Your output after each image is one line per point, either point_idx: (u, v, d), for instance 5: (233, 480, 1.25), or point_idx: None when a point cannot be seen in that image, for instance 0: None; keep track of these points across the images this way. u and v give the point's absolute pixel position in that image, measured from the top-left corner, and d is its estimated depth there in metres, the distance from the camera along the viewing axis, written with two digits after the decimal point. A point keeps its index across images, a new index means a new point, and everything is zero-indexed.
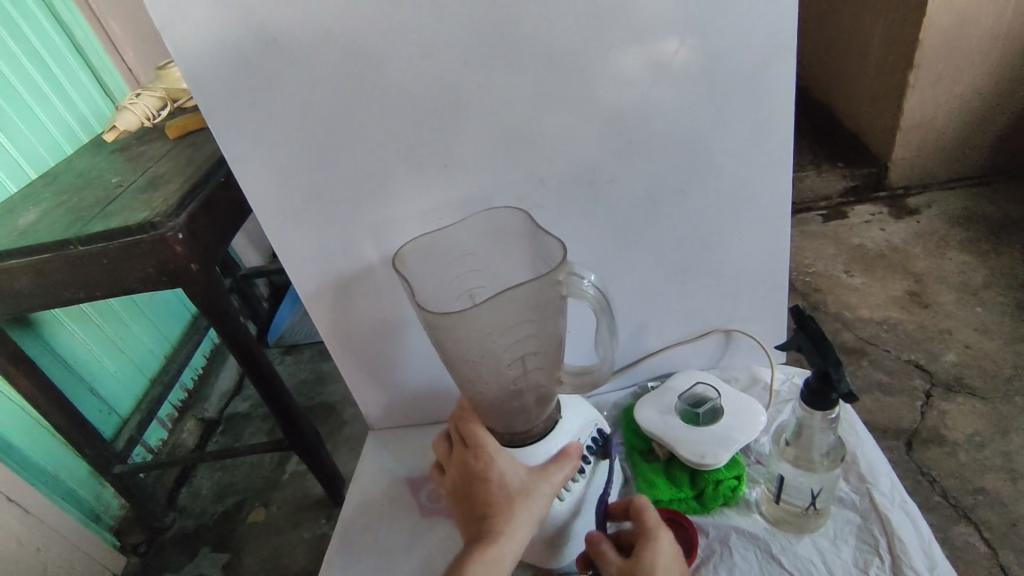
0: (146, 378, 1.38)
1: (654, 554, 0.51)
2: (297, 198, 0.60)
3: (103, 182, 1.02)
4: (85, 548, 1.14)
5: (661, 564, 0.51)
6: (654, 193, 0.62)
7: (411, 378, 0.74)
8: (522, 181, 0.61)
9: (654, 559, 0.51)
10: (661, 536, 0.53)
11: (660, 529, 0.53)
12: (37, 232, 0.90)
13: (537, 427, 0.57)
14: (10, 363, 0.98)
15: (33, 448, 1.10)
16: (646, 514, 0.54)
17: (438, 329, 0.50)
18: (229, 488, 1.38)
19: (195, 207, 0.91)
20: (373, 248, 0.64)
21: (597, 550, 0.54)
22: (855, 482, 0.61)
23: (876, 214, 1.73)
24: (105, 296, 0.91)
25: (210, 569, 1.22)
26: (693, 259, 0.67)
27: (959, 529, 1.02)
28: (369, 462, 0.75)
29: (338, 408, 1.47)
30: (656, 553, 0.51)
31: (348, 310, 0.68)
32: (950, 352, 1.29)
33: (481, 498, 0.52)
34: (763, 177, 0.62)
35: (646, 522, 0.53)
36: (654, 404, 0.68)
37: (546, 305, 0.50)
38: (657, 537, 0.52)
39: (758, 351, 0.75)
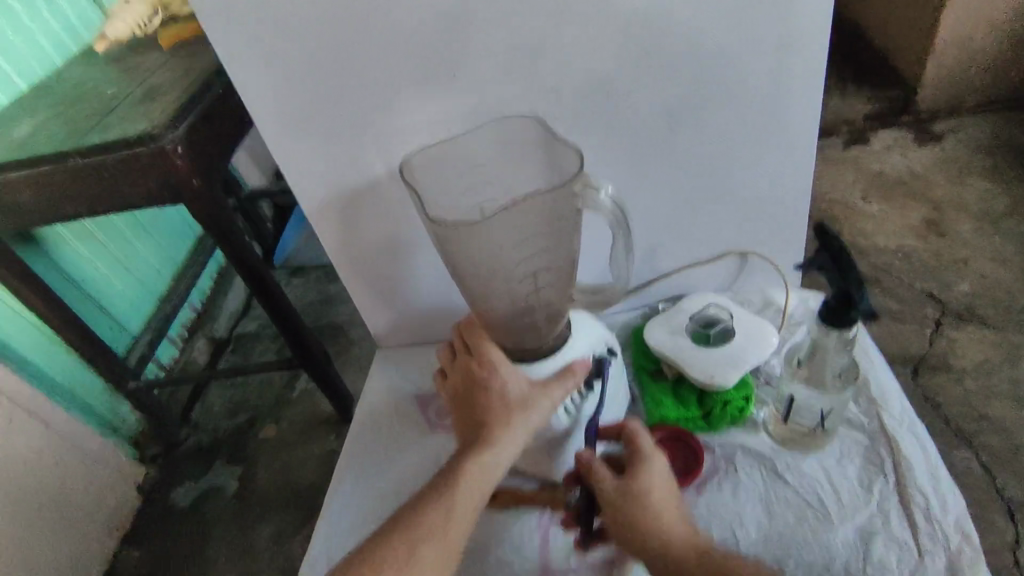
0: (154, 298, 1.38)
1: (650, 480, 0.52)
2: (299, 108, 0.57)
3: (98, 94, 0.98)
4: (107, 459, 1.18)
5: (656, 489, 0.51)
6: (676, 107, 0.59)
7: (420, 296, 0.73)
8: (536, 92, 0.57)
9: (650, 486, 0.51)
10: (656, 460, 0.53)
11: (654, 454, 0.53)
12: (34, 144, 0.87)
13: (548, 344, 0.56)
14: (18, 280, 0.98)
15: (48, 364, 1.12)
16: (642, 442, 0.53)
17: (446, 244, 0.48)
18: (241, 404, 1.41)
19: (194, 119, 0.88)
20: (379, 162, 0.61)
21: (591, 470, 0.53)
22: (865, 404, 0.61)
23: (898, 139, 1.66)
24: (107, 211, 0.89)
25: (227, 480, 1.28)
26: (713, 178, 0.64)
27: (958, 453, 1.04)
28: (378, 379, 0.76)
29: (347, 330, 1.48)
30: (652, 476, 0.52)
31: (354, 228, 0.66)
32: (964, 282, 1.27)
33: (480, 406, 0.52)
34: (793, 93, 0.58)
35: (641, 447, 0.53)
36: (665, 325, 0.67)
37: (559, 220, 0.48)
38: (653, 461, 0.52)
39: (774, 274, 0.73)
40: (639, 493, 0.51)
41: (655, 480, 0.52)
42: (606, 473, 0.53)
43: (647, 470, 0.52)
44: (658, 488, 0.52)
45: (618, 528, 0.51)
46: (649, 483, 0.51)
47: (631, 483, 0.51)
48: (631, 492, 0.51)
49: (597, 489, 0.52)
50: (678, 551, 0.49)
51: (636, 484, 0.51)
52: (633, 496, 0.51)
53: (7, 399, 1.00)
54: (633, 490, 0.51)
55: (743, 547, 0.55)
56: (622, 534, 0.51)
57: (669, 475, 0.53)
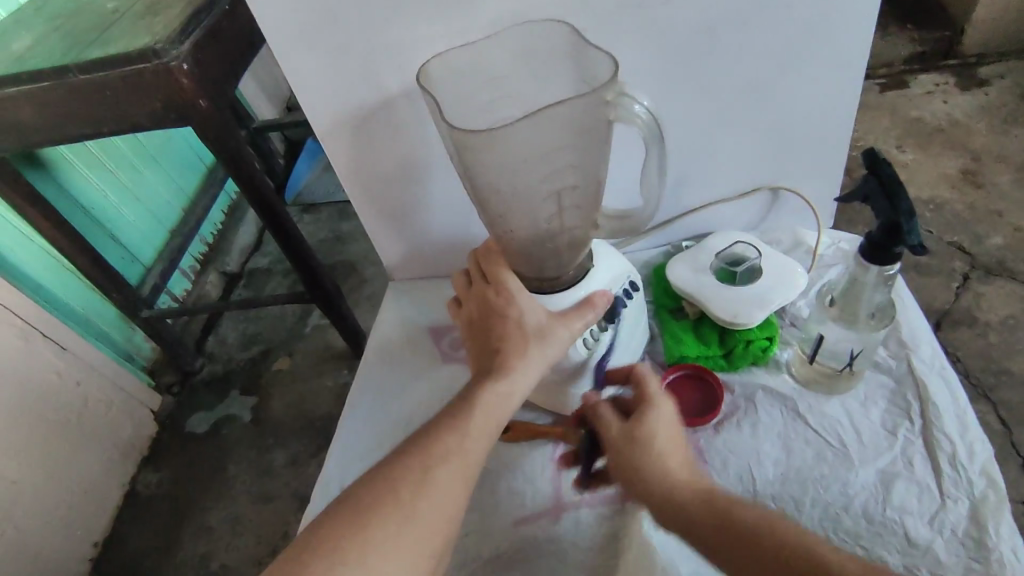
0: (165, 229, 1.37)
1: (653, 421, 0.51)
2: (310, 14, 0.53)
3: (99, 7, 0.93)
4: (123, 386, 1.20)
5: (659, 431, 0.50)
6: (715, 22, 0.54)
7: (435, 225, 0.71)
8: (564, 1, 0.53)
9: (655, 429, 0.50)
10: (663, 404, 0.52)
11: (660, 397, 0.52)
12: (35, 58, 0.84)
13: (568, 275, 0.53)
14: (26, 201, 0.97)
15: (60, 290, 1.12)
16: (648, 385, 0.53)
17: (466, 157, 0.45)
18: (253, 338, 1.42)
19: (200, 36, 0.83)
20: (395, 77, 0.57)
21: (596, 413, 0.53)
22: (894, 348, 0.59)
23: (941, 84, 1.57)
24: (113, 132, 0.86)
25: (241, 410, 1.30)
26: (748, 105, 0.60)
27: (976, 407, 1.03)
28: (391, 311, 0.74)
29: (358, 267, 1.47)
30: (656, 418, 0.51)
31: (367, 150, 0.63)
32: (997, 235, 1.23)
33: (497, 333, 0.51)
34: (844, 2, 0.53)
35: (647, 390, 0.52)
36: (689, 262, 0.65)
37: (587, 134, 0.45)
38: (659, 405, 0.52)
39: (806, 213, 0.70)
40: (642, 436, 0.50)
41: (658, 425, 0.51)
42: (611, 415, 0.53)
43: (651, 413, 0.51)
44: (665, 432, 0.51)
45: (622, 472, 0.51)
46: (652, 426, 0.51)
47: (635, 425, 0.51)
48: (636, 435, 0.51)
49: (604, 431, 0.53)
50: (681, 497, 0.47)
51: (640, 425, 0.51)
52: (636, 438, 0.50)
53: (21, 321, 1.01)
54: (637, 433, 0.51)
55: (760, 485, 0.53)
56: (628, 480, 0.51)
57: (676, 422, 0.52)
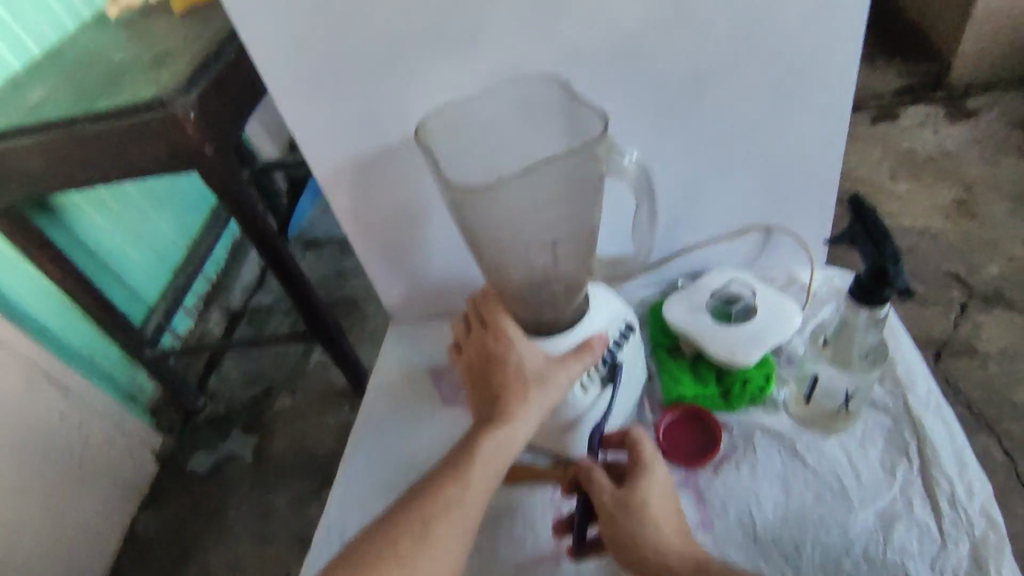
0: (169, 268, 1.39)
1: (649, 487, 0.51)
2: (313, 70, 0.56)
3: (109, 59, 0.97)
4: (125, 426, 1.20)
5: (655, 497, 0.51)
6: (702, 72, 0.56)
7: (434, 267, 0.72)
8: (556, 55, 0.55)
9: (649, 494, 0.51)
10: (657, 469, 0.52)
11: (655, 462, 0.52)
12: (46, 109, 0.86)
13: (565, 317, 0.54)
14: (34, 245, 0.98)
15: (65, 331, 1.13)
16: (644, 449, 0.53)
17: (463, 209, 0.46)
18: (255, 376, 1.42)
19: (206, 85, 0.86)
20: (394, 127, 0.59)
21: (590, 476, 0.53)
22: (891, 386, 0.59)
23: (930, 116, 1.60)
24: (120, 178, 0.88)
25: (242, 449, 1.30)
26: (737, 149, 0.62)
27: (980, 439, 1.02)
28: (391, 352, 0.75)
29: (360, 304, 1.48)
30: (650, 483, 0.51)
31: (368, 196, 0.65)
32: (993, 264, 1.24)
33: (497, 379, 0.51)
34: (826, 52, 0.55)
35: (642, 455, 0.53)
36: (685, 301, 0.65)
37: (581, 185, 0.47)
38: (654, 469, 0.52)
39: (800, 252, 0.71)
40: (637, 501, 0.50)
41: (653, 491, 0.51)
42: (605, 478, 0.52)
43: (646, 478, 0.51)
44: (659, 498, 0.51)
45: (615, 538, 0.50)
46: (646, 492, 0.51)
47: (630, 490, 0.51)
48: (630, 499, 0.51)
49: (596, 494, 0.52)
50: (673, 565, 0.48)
51: (635, 491, 0.51)
52: (630, 503, 0.50)
53: (27, 364, 1.02)
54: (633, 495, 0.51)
55: (760, 527, 0.54)
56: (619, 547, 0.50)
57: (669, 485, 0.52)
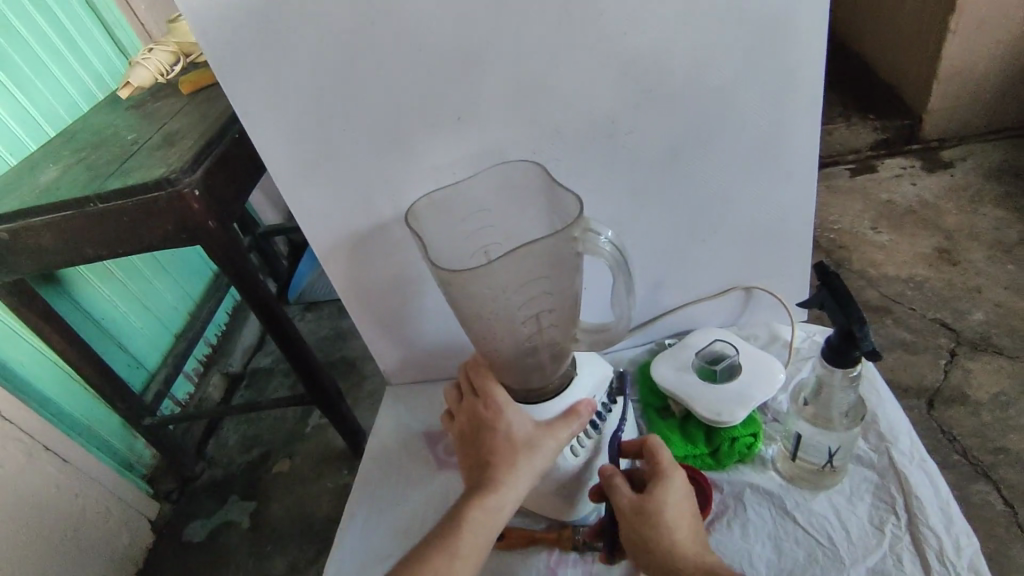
0: (170, 334, 1.41)
1: (667, 495, 0.51)
2: (311, 154, 0.60)
3: (119, 140, 1.02)
4: (121, 495, 1.19)
5: (674, 506, 0.51)
6: (674, 148, 0.60)
7: (428, 333, 0.74)
8: (537, 135, 0.59)
9: (668, 502, 0.51)
10: (674, 475, 0.52)
11: (673, 469, 0.52)
12: (59, 190, 0.91)
13: (553, 384, 0.57)
14: (40, 317, 1.01)
15: (67, 401, 1.14)
16: (661, 457, 0.53)
17: (451, 286, 0.49)
18: (254, 440, 1.43)
19: (210, 164, 0.91)
20: (388, 204, 0.63)
21: (609, 482, 0.53)
22: (874, 441, 0.61)
23: (907, 168, 1.66)
24: (127, 253, 0.92)
25: (240, 515, 1.28)
26: (712, 216, 0.65)
27: (978, 488, 1.02)
28: (388, 417, 0.77)
29: (358, 364, 1.49)
30: (669, 490, 0.51)
31: (363, 268, 0.68)
32: (978, 311, 1.26)
33: (486, 447, 0.53)
34: (788, 127, 0.60)
35: (660, 462, 0.53)
36: (671, 360, 0.68)
37: (561, 262, 0.50)
38: (673, 477, 0.52)
39: (778, 309, 0.74)
40: (655, 508, 0.50)
41: (671, 498, 0.51)
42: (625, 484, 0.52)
43: (665, 486, 0.51)
44: (677, 505, 0.51)
45: (636, 545, 0.51)
46: (666, 499, 0.51)
47: (649, 498, 0.51)
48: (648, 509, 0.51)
49: (616, 502, 0.52)
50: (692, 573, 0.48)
51: (653, 500, 0.51)
52: (648, 510, 0.50)
53: (27, 436, 1.02)
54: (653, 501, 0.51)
55: None
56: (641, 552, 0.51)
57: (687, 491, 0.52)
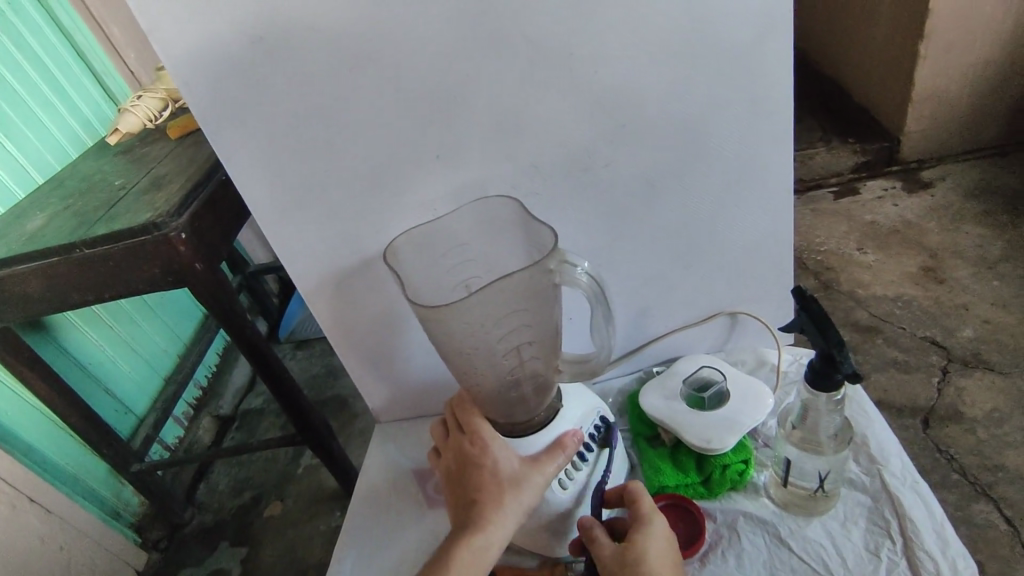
0: (159, 377, 1.40)
1: (648, 543, 0.50)
2: (292, 195, 0.60)
3: (108, 185, 1.03)
4: (108, 546, 1.16)
5: (655, 554, 0.50)
6: (652, 177, 0.61)
7: (415, 369, 0.74)
8: (516, 170, 0.60)
9: (649, 550, 0.50)
10: (655, 524, 0.52)
11: (655, 517, 0.52)
12: (45, 236, 0.91)
13: (538, 417, 0.57)
14: (26, 364, 1.00)
15: (52, 450, 1.12)
16: (642, 505, 0.53)
17: (432, 322, 0.49)
18: (246, 483, 1.40)
19: (197, 207, 0.92)
20: (370, 241, 0.63)
21: (590, 535, 0.52)
22: (866, 464, 0.60)
23: (888, 189, 1.69)
24: (113, 297, 0.91)
25: (230, 563, 1.25)
26: (694, 243, 0.66)
27: (978, 507, 1.01)
28: (377, 455, 0.76)
29: (351, 402, 1.48)
30: (650, 540, 0.50)
31: (348, 306, 0.68)
32: (967, 327, 1.27)
33: (473, 485, 0.52)
34: (761, 154, 0.61)
35: (642, 512, 0.53)
36: (659, 389, 0.67)
37: (541, 295, 0.50)
38: (654, 525, 0.52)
39: (764, 333, 0.74)
40: (637, 557, 0.49)
41: (652, 547, 0.50)
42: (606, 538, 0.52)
43: (646, 536, 0.51)
44: (658, 554, 0.50)
45: None
46: (647, 547, 0.50)
47: (630, 546, 0.50)
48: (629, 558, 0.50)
49: (597, 555, 0.51)
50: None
51: (634, 549, 0.50)
52: (629, 560, 0.49)
53: (10, 487, 0.99)
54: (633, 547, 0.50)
55: None
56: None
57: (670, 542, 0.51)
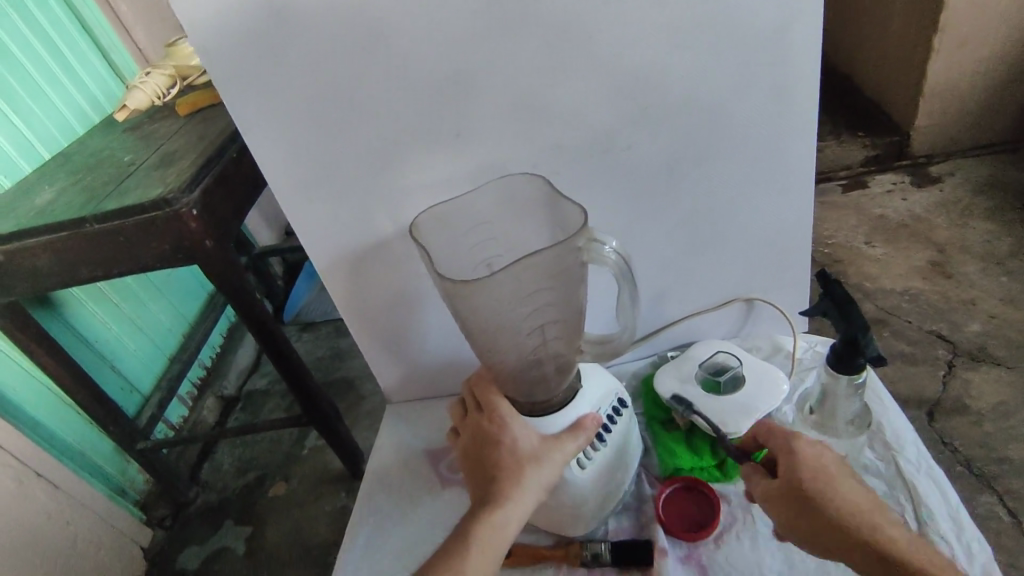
0: (164, 356, 1.39)
1: (806, 461, 0.51)
2: (311, 170, 0.59)
3: (117, 161, 1.02)
4: (113, 522, 1.16)
5: (817, 466, 0.51)
6: (673, 160, 0.61)
7: (429, 349, 0.74)
8: (539, 150, 0.60)
9: (810, 465, 0.51)
10: (800, 438, 0.53)
11: (794, 435, 0.54)
12: (54, 211, 0.90)
13: (557, 397, 0.57)
14: (33, 340, 0.99)
15: (58, 426, 1.12)
16: (778, 432, 0.54)
17: (457, 297, 0.49)
18: (250, 463, 1.41)
19: (209, 183, 0.91)
20: (388, 220, 0.63)
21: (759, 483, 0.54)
22: (880, 450, 0.60)
23: (897, 183, 1.69)
24: (122, 273, 0.91)
25: (235, 541, 1.25)
26: (713, 228, 0.66)
27: (983, 499, 1.01)
28: (389, 434, 0.76)
29: (356, 384, 1.48)
30: (804, 453, 0.52)
31: (365, 284, 0.68)
32: (974, 322, 1.27)
33: (491, 462, 0.52)
34: (784, 139, 0.60)
35: (779, 437, 0.54)
36: (674, 373, 0.67)
37: (567, 273, 0.50)
38: (796, 440, 0.53)
39: (780, 320, 0.74)
40: (805, 477, 0.50)
41: (809, 457, 0.51)
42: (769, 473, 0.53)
43: (798, 454, 0.52)
44: (822, 462, 0.51)
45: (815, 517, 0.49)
46: (806, 461, 0.51)
47: (793, 469, 0.51)
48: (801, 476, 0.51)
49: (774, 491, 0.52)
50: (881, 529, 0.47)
51: (798, 466, 0.51)
52: (802, 479, 0.50)
53: (17, 461, 0.99)
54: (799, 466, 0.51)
55: None
56: (813, 540, 0.50)
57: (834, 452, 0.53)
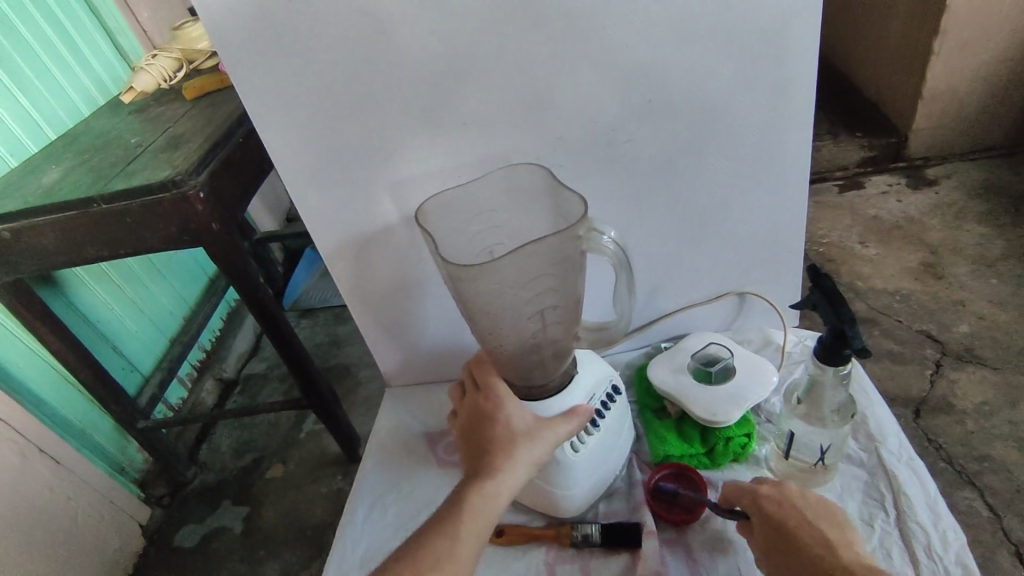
0: (165, 337, 1.41)
1: (773, 510, 0.52)
2: (320, 156, 0.61)
3: (124, 143, 1.03)
4: (113, 499, 1.18)
5: (785, 515, 0.52)
6: (673, 155, 0.63)
7: (430, 335, 0.76)
8: (543, 142, 0.61)
9: (777, 515, 0.52)
10: (763, 489, 0.54)
11: (756, 487, 0.55)
12: (62, 191, 0.91)
13: (554, 382, 0.59)
14: (38, 317, 1.01)
15: (61, 404, 1.13)
16: (744, 486, 0.56)
17: (461, 282, 0.51)
18: (248, 445, 1.43)
19: (215, 166, 0.92)
20: (394, 206, 0.65)
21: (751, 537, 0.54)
22: (864, 441, 0.63)
23: (893, 185, 1.71)
24: (129, 254, 0.92)
25: (232, 521, 1.27)
26: (709, 222, 0.68)
27: (963, 494, 1.04)
28: (388, 416, 0.78)
29: (354, 370, 1.50)
30: (769, 505, 0.53)
31: (368, 269, 0.69)
32: (963, 323, 1.30)
33: (485, 437, 0.54)
34: (781, 138, 0.62)
35: (745, 492, 0.55)
36: (667, 362, 0.70)
37: (566, 261, 0.52)
38: (759, 492, 0.54)
39: (772, 314, 0.76)
40: (778, 528, 0.51)
41: (776, 506, 0.52)
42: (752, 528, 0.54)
43: (767, 507, 0.53)
44: (788, 510, 0.52)
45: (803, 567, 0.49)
46: (774, 512, 0.52)
47: (767, 523, 0.52)
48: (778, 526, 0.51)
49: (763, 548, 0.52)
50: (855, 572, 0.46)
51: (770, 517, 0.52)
52: (778, 528, 0.51)
53: (20, 437, 1.01)
54: (771, 523, 0.52)
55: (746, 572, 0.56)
56: None
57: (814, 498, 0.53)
